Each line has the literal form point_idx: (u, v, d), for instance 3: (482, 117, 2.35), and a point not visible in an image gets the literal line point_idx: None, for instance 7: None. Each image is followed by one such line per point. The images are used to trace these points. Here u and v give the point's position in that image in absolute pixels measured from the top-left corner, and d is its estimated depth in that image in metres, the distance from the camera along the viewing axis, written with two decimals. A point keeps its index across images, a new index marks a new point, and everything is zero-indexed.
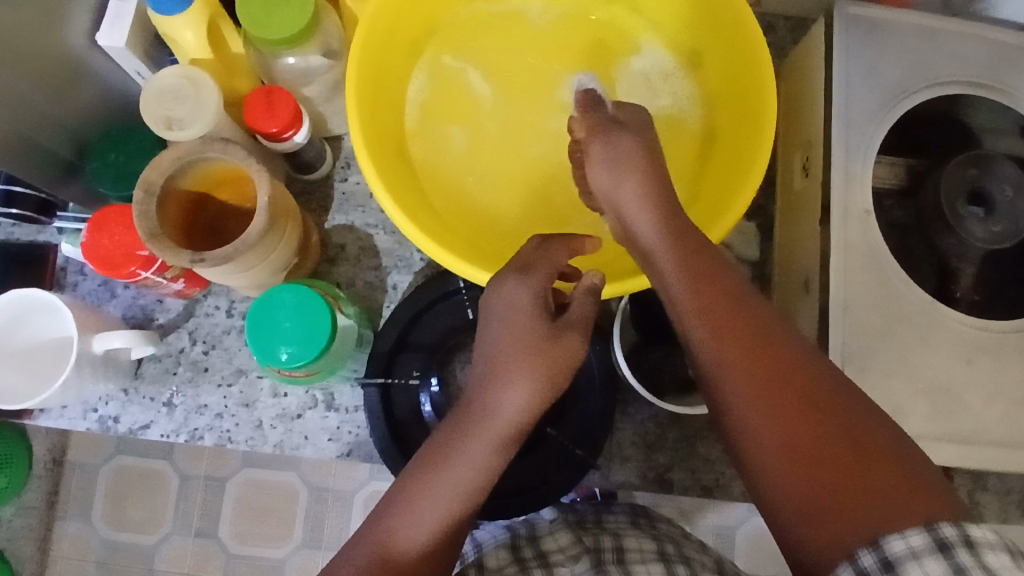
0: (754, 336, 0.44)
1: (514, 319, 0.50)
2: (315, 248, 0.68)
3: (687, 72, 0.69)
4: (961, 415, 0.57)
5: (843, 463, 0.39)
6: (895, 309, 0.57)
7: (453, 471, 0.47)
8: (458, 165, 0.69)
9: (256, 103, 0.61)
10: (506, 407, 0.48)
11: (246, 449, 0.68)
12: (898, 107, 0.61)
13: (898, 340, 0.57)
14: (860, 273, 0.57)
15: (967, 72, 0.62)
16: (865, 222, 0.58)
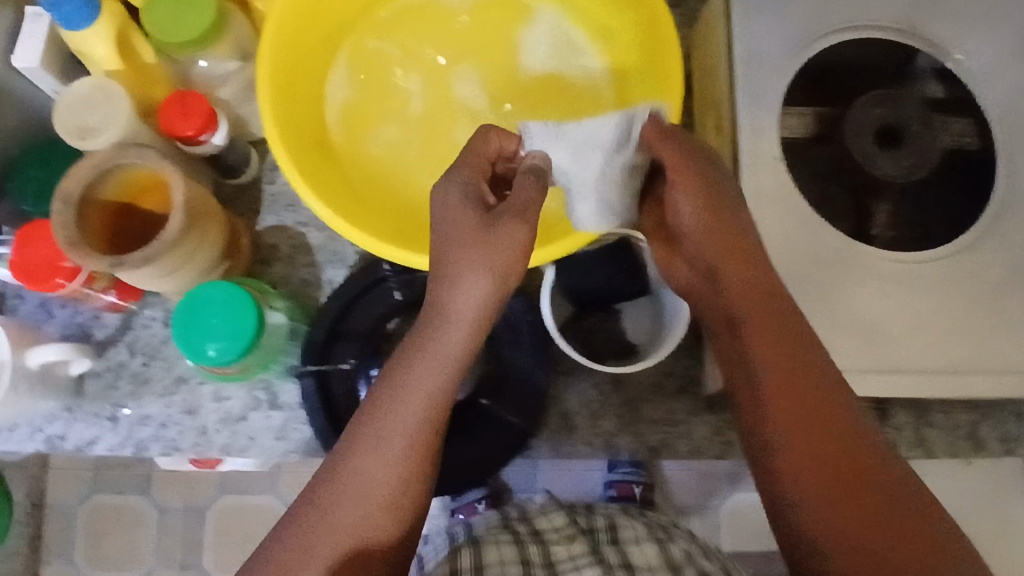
0: (799, 357, 0.46)
1: (465, 226, 0.49)
2: (246, 249, 0.69)
3: (596, 44, 0.70)
4: (888, 346, 0.58)
5: (842, 495, 0.42)
6: (813, 250, 0.59)
7: (399, 424, 0.46)
8: (385, 155, 0.70)
9: (170, 107, 0.61)
10: (455, 328, 0.48)
11: (193, 456, 0.68)
12: (803, 53, 0.62)
13: (816, 281, 0.59)
14: (775, 219, 0.59)
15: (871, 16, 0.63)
16: (776, 168, 0.59)
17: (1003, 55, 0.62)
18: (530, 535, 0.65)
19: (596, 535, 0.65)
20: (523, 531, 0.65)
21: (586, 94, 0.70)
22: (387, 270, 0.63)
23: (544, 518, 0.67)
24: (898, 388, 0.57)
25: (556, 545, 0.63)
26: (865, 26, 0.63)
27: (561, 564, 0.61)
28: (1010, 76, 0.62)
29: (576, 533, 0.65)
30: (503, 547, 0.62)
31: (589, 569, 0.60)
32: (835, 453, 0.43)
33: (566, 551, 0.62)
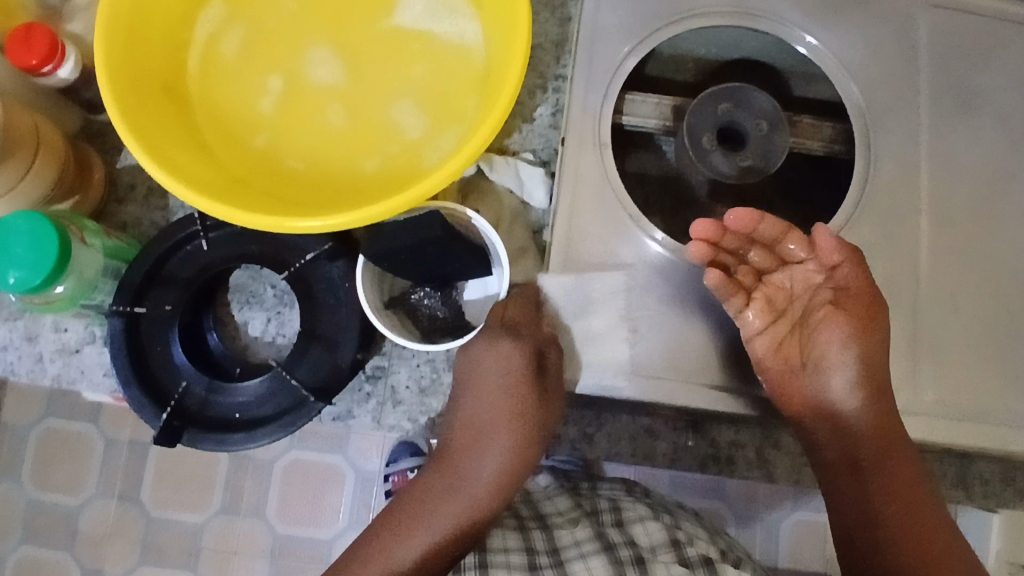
0: (888, 421, 0.55)
1: (500, 385, 0.63)
2: (98, 185, 0.69)
3: (476, 13, 0.67)
4: (685, 352, 0.58)
5: (914, 535, 0.55)
6: (623, 246, 0.59)
7: (433, 516, 0.64)
8: (248, 105, 0.67)
9: (13, 39, 0.61)
10: (485, 461, 0.65)
11: (29, 381, 0.69)
12: (649, 37, 0.61)
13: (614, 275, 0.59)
14: (588, 206, 0.59)
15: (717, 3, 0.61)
16: (600, 155, 0.60)
17: (871, 61, 0.60)
18: (533, 518, 0.68)
19: (602, 516, 0.67)
20: (525, 513, 0.69)
21: (458, 66, 0.67)
22: (198, 223, 0.62)
23: (549, 503, 0.71)
24: (698, 400, 0.57)
25: (559, 528, 0.66)
26: (728, 12, 0.61)
27: (566, 550, 0.63)
28: (875, 83, 0.60)
29: (580, 516, 0.67)
30: (506, 532, 0.65)
31: (594, 556, 0.62)
32: (911, 502, 0.56)
33: (570, 536, 0.64)
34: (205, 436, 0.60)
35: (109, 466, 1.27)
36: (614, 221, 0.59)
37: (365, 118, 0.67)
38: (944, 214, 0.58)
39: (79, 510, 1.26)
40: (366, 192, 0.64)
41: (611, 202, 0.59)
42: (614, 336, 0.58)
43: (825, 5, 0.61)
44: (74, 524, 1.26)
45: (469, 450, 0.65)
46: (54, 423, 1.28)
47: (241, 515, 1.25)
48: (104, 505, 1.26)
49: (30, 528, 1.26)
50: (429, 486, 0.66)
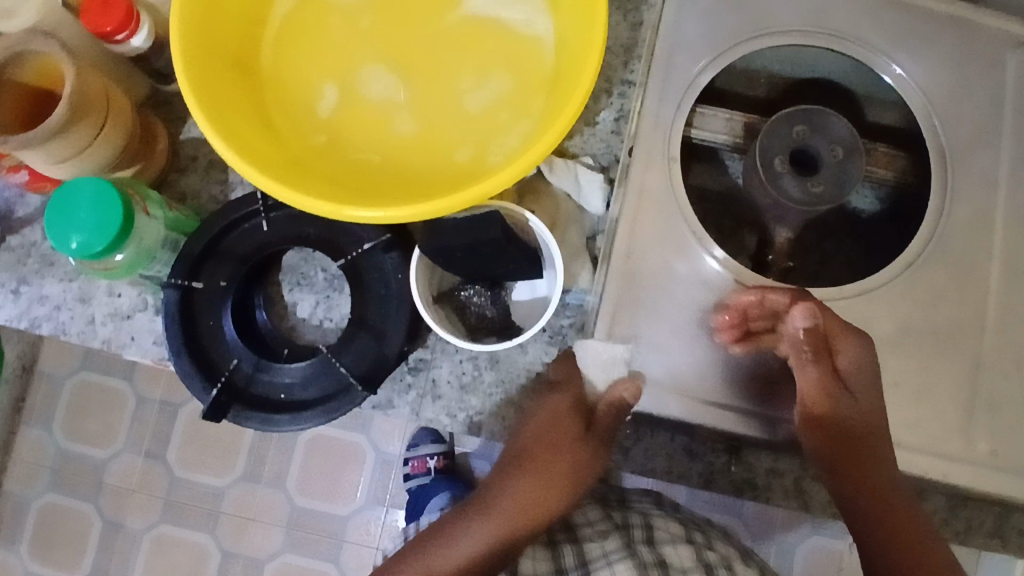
0: (866, 453, 0.55)
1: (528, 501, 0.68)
2: (162, 155, 0.70)
3: (551, 9, 0.66)
4: (736, 378, 0.57)
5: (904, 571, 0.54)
6: (684, 264, 0.58)
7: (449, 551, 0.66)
8: (314, 86, 0.68)
9: (89, 3, 0.62)
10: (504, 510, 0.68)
11: (79, 342, 0.71)
12: (728, 53, 0.60)
13: (670, 294, 0.58)
14: (652, 219, 0.58)
15: (801, 23, 0.60)
16: (668, 169, 0.59)
17: (954, 96, 0.59)
18: (561, 530, 0.73)
19: (633, 531, 0.71)
20: (555, 527, 0.73)
21: (528, 62, 0.66)
22: (259, 203, 0.62)
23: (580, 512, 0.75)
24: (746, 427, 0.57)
25: (589, 541, 0.71)
26: (811, 32, 0.60)
27: (594, 562, 0.69)
28: (955, 118, 0.58)
29: (611, 529, 0.72)
30: (536, 552, 0.71)
31: (622, 566, 0.67)
32: (906, 552, 0.54)
33: (600, 548, 0.70)
34: (251, 413, 0.60)
35: (139, 423, 1.28)
36: (677, 237, 0.58)
37: (428, 109, 0.67)
38: (1017, 261, 0.56)
39: (106, 464, 1.28)
40: (426, 184, 0.64)
41: (678, 221, 0.59)
42: (662, 358, 0.57)
43: (911, 34, 0.59)
44: (100, 476, 1.28)
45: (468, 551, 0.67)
46: (89, 376, 1.29)
47: (261, 484, 1.26)
48: (130, 460, 1.28)
49: (57, 475, 1.29)
50: (443, 534, 0.68)
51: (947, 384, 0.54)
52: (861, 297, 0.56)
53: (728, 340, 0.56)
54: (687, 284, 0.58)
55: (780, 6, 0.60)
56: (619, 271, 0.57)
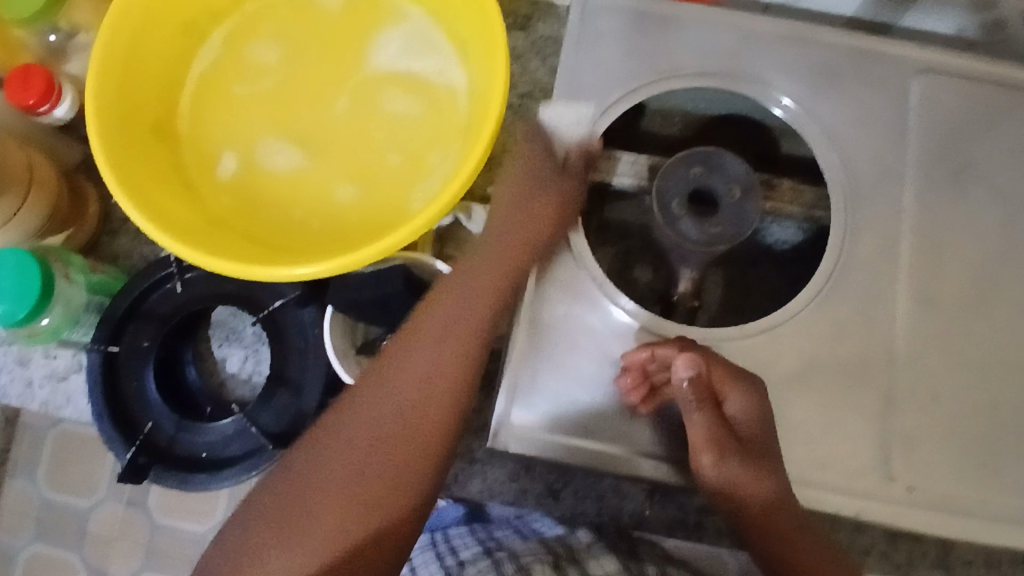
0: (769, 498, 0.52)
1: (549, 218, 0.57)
2: (91, 218, 0.72)
3: (463, 58, 0.68)
4: (642, 423, 0.57)
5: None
6: (588, 313, 0.59)
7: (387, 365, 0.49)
8: (234, 144, 0.69)
9: (12, 78, 0.64)
10: (443, 353, 0.50)
11: (18, 405, 0.72)
12: (627, 99, 0.61)
13: (573, 346, 0.58)
14: (555, 269, 0.59)
15: (698, 65, 0.60)
16: (568, 218, 0.60)
17: (854, 127, 0.59)
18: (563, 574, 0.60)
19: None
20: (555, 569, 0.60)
21: (441, 109, 0.68)
22: (174, 263, 0.64)
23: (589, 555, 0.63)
24: (654, 472, 0.57)
25: None
26: (709, 73, 0.60)
27: None
28: (856, 150, 0.58)
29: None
30: None
31: None
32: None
33: None
34: (170, 473, 0.61)
35: None
36: (578, 285, 0.59)
37: (347, 160, 0.68)
38: (925, 292, 0.56)
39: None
40: (346, 237, 0.65)
41: (578, 271, 0.59)
42: (564, 412, 0.57)
43: (819, 70, 0.60)
44: None
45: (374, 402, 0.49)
46: None
47: None
48: None
49: None
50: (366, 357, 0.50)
51: (855, 419, 0.54)
52: (762, 334, 0.55)
53: (635, 400, 0.56)
54: (589, 332, 0.58)
55: (676, 49, 0.61)
56: (523, 330, 0.58)
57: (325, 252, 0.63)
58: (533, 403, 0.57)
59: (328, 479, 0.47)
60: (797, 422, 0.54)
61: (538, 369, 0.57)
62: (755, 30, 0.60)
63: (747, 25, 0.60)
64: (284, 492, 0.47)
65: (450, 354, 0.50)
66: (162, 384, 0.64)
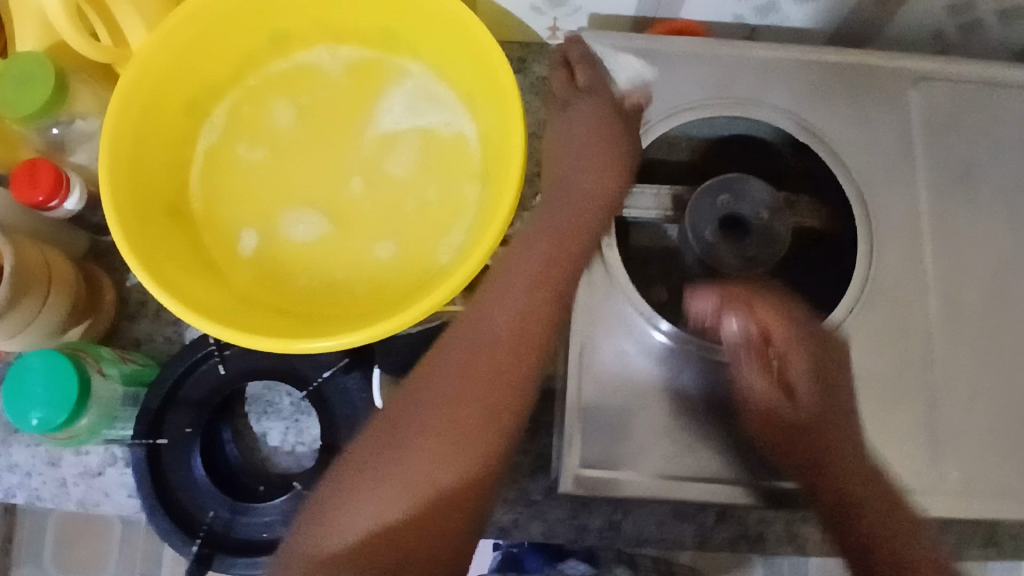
0: (827, 462, 0.55)
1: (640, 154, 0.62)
2: (110, 306, 0.70)
3: (470, 107, 0.68)
4: (705, 453, 0.57)
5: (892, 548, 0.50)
6: (636, 345, 0.59)
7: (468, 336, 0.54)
8: (251, 217, 0.69)
9: (18, 176, 0.62)
10: (507, 326, 0.54)
11: (54, 506, 0.70)
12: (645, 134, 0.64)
13: (630, 382, 0.58)
14: (598, 308, 0.60)
15: (705, 95, 0.63)
16: (603, 255, 0.60)
17: (864, 140, 0.62)
18: None
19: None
20: None
21: (454, 161, 0.68)
22: (211, 345, 0.63)
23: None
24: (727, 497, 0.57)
25: None
26: (717, 103, 0.63)
27: None
28: (869, 160, 0.61)
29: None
30: None
31: None
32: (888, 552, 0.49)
33: None
34: (235, 559, 0.60)
35: None
36: (622, 319, 0.59)
37: (365, 221, 0.68)
38: (954, 291, 0.59)
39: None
40: (379, 298, 0.65)
41: (622, 306, 0.60)
42: (628, 449, 0.57)
43: (825, 88, 0.63)
44: None
45: (487, 354, 0.53)
46: None
47: None
48: None
49: None
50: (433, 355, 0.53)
51: (907, 420, 0.56)
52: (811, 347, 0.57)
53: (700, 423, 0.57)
54: (644, 365, 0.59)
55: (685, 84, 0.63)
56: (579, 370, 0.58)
57: (360, 316, 0.63)
58: (597, 443, 0.57)
59: (427, 426, 0.50)
60: (860, 408, 0.57)
61: (599, 411, 0.57)
62: (749, 57, 0.63)
63: (730, 53, 0.63)
64: (393, 435, 0.50)
65: (512, 324, 0.54)
66: (208, 470, 0.62)
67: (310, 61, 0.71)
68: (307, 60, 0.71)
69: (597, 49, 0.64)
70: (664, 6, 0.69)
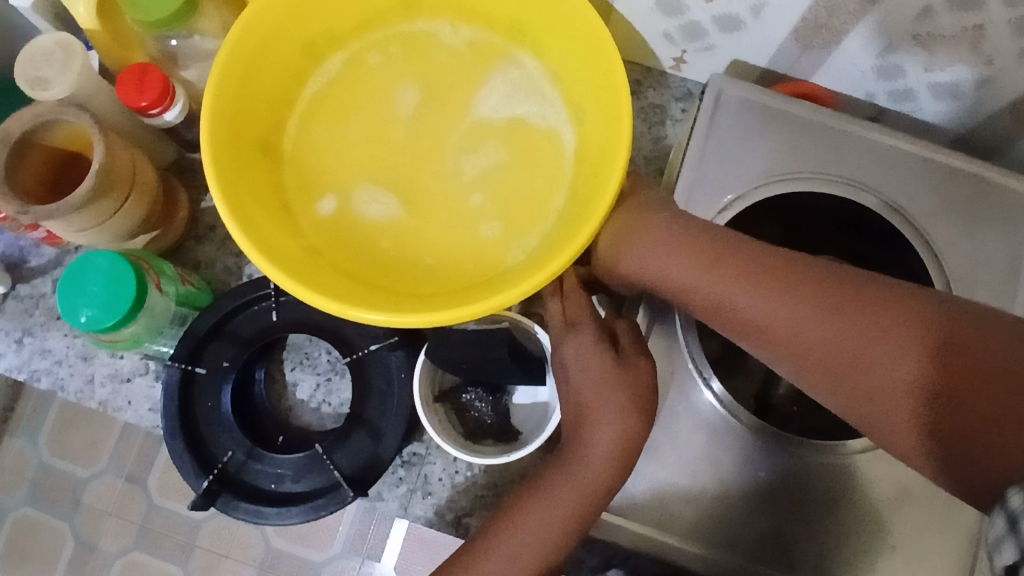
0: (823, 315, 0.49)
1: (664, 246, 0.56)
2: (182, 223, 0.71)
3: (576, 118, 0.67)
4: (726, 523, 0.57)
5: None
6: (687, 402, 0.59)
7: (538, 510, 0.55)
8: (335, 171, 0.69)
9: (127, 77, 0.62)
10: (564, 503, 0.55)
11: (75, 400, 0.70)
12: (752, 193, 0.62)
13: (672, 435, 0.58)
14: (662, 360, 0.60)
15: (817, 167, 0.63)
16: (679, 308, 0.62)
17: (966, 254, 0.61)
18: None
19: None
20: None
21: (547, 168, 0.67)
22: (270, 289, 0.63)
23: None
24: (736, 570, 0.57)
25: None
26: (830, 180, 0.62)
27: None
28: (966, 276, 0.60)
29: None
30: None
31: None
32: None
33: None
34: (239, 504, 0.60)
35: (123, 447, 1.10)
36: (679, 373, 0.60)
37: (442, 202, 0.68)
38: None
39: (86, 483, 1.09)
40: (438, 283, 0.65)
41: (682, 360, 0.60)
42: (652, 500, 0.57)
43: (944, 193, 0.62)
44: (78, 497, 1.09)
45: (547, 531, 0.55)
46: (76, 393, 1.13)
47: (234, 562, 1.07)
48: (111, 483, 1.09)
49: (36, 493, 1.11)
50: (507, 518, 0.55)
51: (939, 542, 0.56)
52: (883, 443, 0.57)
53: (732, 495, 0.57)
54: (693, 424, 0.59)
55: (799, 150, 0.63)
56: None
57: (419, 296, 0.63)
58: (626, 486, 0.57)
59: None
60: (890, 517, 0.57)
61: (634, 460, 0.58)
62: (874, 143, 0.62)
63: (851, 133, 0.62)
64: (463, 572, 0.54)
65: (571, 502, 0.55)
66: (234, 408, 0.63)
67: (430, 31, 0.70)
68: (430, 30, 0.70)
69: (714, 91, 0.63)
70: (797, 66, 0.67)
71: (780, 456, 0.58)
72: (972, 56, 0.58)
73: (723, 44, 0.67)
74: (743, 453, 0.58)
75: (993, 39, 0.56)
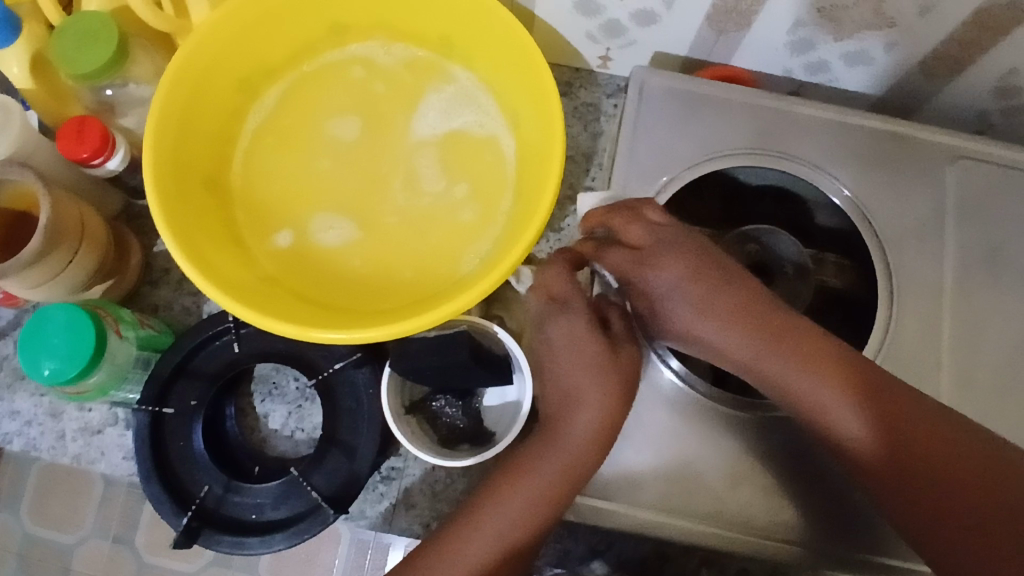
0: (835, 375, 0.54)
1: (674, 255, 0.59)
2: (135, 269, 0.71)
3: (512, 124, 0.69)
4: (699, 494, 0.59)
5: (964, 507, 0.50)
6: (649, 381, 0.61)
7: (513, 496, 0.58)
8: (284, 200, 0.70)
9: (66, 130, 0.63)
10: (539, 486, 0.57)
11: (48, 458, 0.70)
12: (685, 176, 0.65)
13: (639, 415, 0.60)
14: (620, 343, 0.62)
15: (744, 143, 0.65)
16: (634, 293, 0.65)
17: (895, 209, 0.64)
18: None
19: None
20: None
21: (490, 175, 0.69)
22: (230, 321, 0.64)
23: None
24: (714, 538, 0.58)
25: None
26: (759, 153, 0.65)
27: None
28: (897, 230, 0.63)
29: None
30: None
31: None
32: (971, 493, 0.50)
33: None
34: (221, 537, 0.60)
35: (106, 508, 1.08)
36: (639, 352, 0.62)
37: (392, 219, 0.69)
38: (967, 371, 0.61)
39: (73, 549, 1.07)
40: (395, 297, 0.66)
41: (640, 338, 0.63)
42: (625, 481, 0.59)
43: (868, 155, 0.65)
44: (65, 566, 1.07)
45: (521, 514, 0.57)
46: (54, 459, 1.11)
47: None
48: (98, 546, 1.07)
49: (23, 566, 1.09)
50: (485, 506, 0.58)
51: None
52: None
53: (702, 465, 0.59)
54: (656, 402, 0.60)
55: (726, 128, 0.65)
56: None
57: (377, 312, 0.64)
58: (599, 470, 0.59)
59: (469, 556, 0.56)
60: None
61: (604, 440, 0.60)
62: (794, 113, 0.65)
63: (773, 108, 0.65)
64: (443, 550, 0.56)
65: (544, 485, 0.57)
66: (207, 444, 0.63)
67: (362, 55, 0.72)
68: (362, 53, 0.72)
69: (638, 82, 0.66)
70: (716, 51, 0.70)
71: (745, 423, 0.60)
72: (876, 21, 0.62)
73: (643, 37, 0.70)
74: (709, 423, 0.60)
75: (891, 4, 0.59)
